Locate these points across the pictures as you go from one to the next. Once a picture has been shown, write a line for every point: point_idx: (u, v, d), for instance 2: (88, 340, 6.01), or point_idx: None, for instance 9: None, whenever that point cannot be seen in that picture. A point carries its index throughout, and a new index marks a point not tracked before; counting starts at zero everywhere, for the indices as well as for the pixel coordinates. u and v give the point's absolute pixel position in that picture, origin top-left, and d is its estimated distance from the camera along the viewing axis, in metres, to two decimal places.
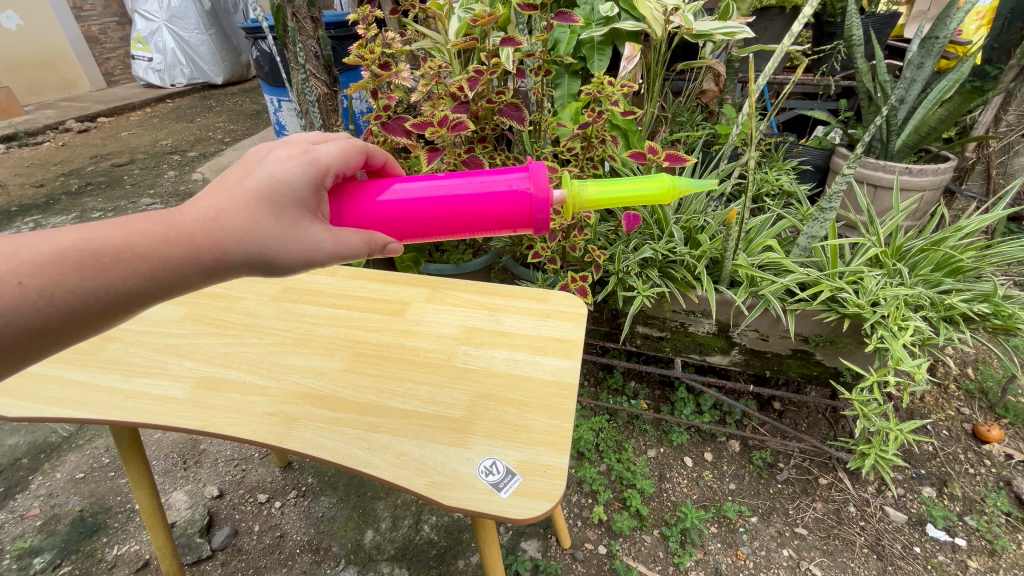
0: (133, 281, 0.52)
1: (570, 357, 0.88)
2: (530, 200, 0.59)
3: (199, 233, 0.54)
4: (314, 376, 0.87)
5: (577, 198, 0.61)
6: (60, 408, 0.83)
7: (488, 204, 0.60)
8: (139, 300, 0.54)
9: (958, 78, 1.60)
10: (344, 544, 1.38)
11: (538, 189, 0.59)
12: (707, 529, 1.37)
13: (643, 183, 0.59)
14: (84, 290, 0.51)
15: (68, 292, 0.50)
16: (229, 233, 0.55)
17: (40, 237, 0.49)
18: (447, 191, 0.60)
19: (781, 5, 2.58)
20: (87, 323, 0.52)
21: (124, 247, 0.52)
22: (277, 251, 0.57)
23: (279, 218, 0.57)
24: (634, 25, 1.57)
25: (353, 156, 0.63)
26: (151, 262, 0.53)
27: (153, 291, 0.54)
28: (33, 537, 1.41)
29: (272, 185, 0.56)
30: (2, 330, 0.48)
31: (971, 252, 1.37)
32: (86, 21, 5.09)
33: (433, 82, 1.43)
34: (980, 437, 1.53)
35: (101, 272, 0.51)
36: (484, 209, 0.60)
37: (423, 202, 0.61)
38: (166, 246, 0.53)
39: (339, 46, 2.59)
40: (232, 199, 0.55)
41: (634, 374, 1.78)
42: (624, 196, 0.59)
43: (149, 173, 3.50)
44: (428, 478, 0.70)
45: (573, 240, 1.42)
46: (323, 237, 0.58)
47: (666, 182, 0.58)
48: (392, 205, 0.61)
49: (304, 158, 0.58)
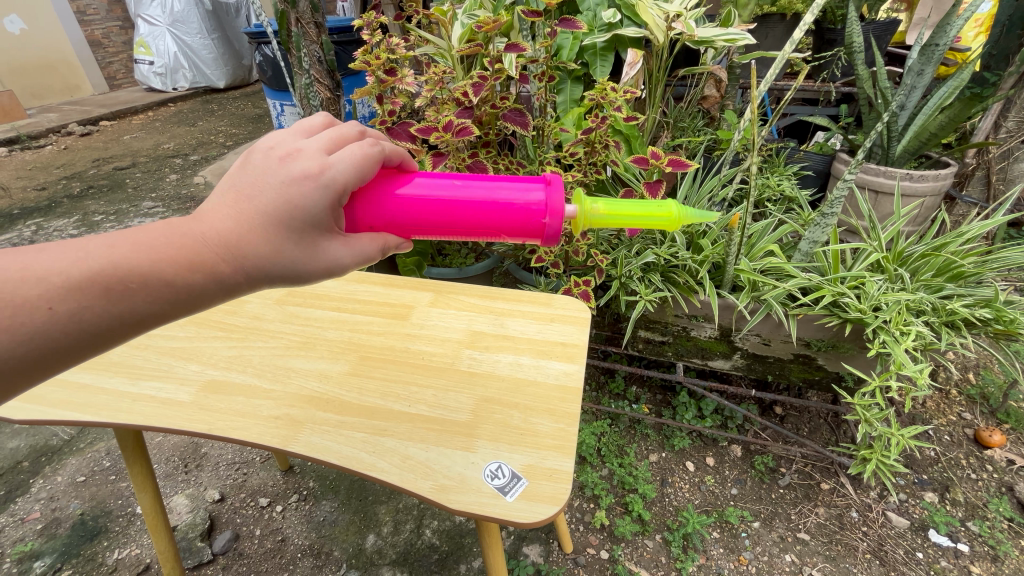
0: (159, 305, 0.53)
1: (575, 361, 0.89)
2: (545, 216, 0.60)
3: (221, 261, 0.53)
4: (319, 380, 0.87)
5: (587, 216, 0.62)
6: (65, 410, 0.83)
7: (502, 216, 0.60)
8: (165, 319, 0.55)
9: (959, 84, 1.58)
10: (345, 549, 1.38)
11: (552, 203, 0.60)
12: (709, 534, 1.37)
13: (651, 211, 0.61)
14: (111, 314, 0.51)
15: (95, 316, 0.50)
16: (251, 258, 0.54)
17: (69, 260, 0.49)
18: (462, 198, 0.61)
19: (782, 13, 2.60)
20: (116, 339, 0.54)
21: (148, 272, 0.51)
22: (298, 273, 0.57)
23: (299, 242, 0.56)
24: (636, 31, 1.59)
25: (370, 165, 0.57)
26: (175, 288, 0.52)
27: (178, 311, 0.55)
28: (33, 541, 1.41)
29: (292, 207, 0.54)
30: (37, 353, 0.49)
31: (972, 257, 1.38)
32: (89, 25, 5.12)
33: (438, 87, 1.44)
34: (982, 443, 1.53)
35: (127, 297, 0.51)
36: (497, 219, 0.61)
37: (436, 207, 0.61)
38: (190, 273, 0.52)
39: (343, 52, 2.61)
40: (252, 222, 0.54)
41: (635, 379, 1.78)
42: (630, 220, 0.63)
43: (151, 177, 3.51)
44: (434, 482, 0.70)
45: (576, 244, 1.42)
46: (342, 253, 0.58)
47: (673, 213, 0.61)
48: (405, 208, 0.61)
49: (319, 178, 0.55)
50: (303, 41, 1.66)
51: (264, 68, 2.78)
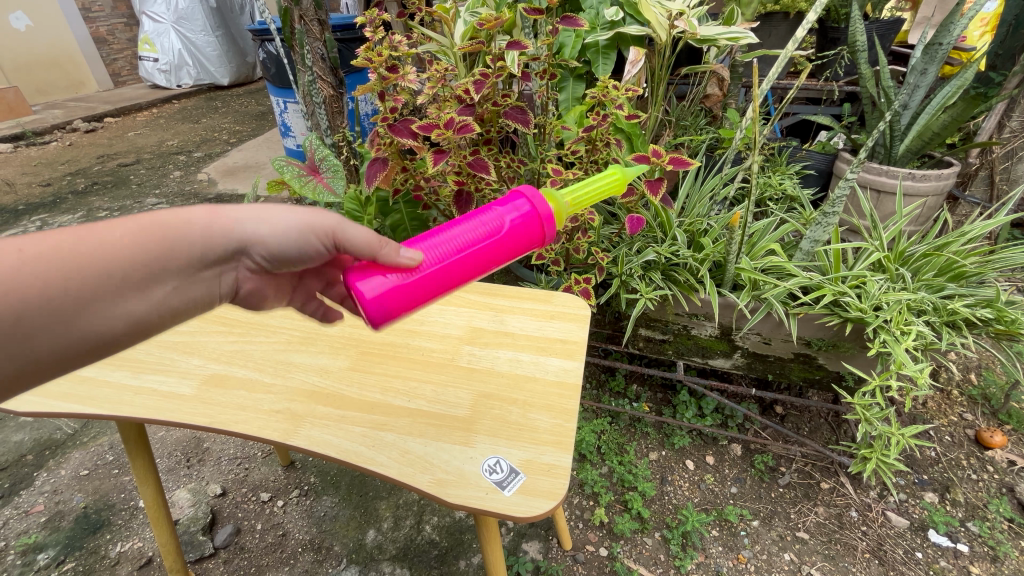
0: (109, 262, 0.52)
1: (574, 358, 0.89)
2: (538, 219, 0.67)
3: (177, 219, 0.56)
4: (319, 375, 0.88)
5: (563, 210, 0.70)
6: (69, 403, 0.84)
7: (501, 248, 0.66)
8: (113, 285, 0.53)
9: (962, 83, 1.60)
10: (345, 544, 1.39)
11: (539, 207, 0.67)
12: (708, 533, 1.37)
13: (603, 181, 0.72)
14: (55, 271, 0.50)
15: (35, 272, 0.49)
16: (209, 217, 0.59)
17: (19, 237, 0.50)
18: (465, 249, 0.65)
19: (786, 12, 2.60)
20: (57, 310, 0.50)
21: (103, 236, 0.53)
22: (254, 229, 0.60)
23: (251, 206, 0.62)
24: (639, 29, 1.58)
25: None
26: (128, 243, 0.54)
27: (127, 275, 0.53)
28: (37, 533, 1.42)
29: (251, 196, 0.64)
30: None
31: (974, 257, 1.37)
32: (94, 22, 5.14)
33: (440, 84, 1.42)
34: (983, 443, 1.53)
35: (72, 256, 0.51)
36: (502, 252, 0.66)
37: (447, 271, 0.65)
38: (145, 230, 0.55)
39: (346, 49, 2.62)
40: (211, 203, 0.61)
41: (636, 377, 1.79)
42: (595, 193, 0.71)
43: (155, 173, 3.53)
44: (433, 476, 0.71)
45: (577, 242, 1.42)
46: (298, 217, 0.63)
47: (617, 175, 0.72)
48: (420, 285, 0.64)
49: None
50: (306, 38, 1.66)
51: (268, 65, 2.79)
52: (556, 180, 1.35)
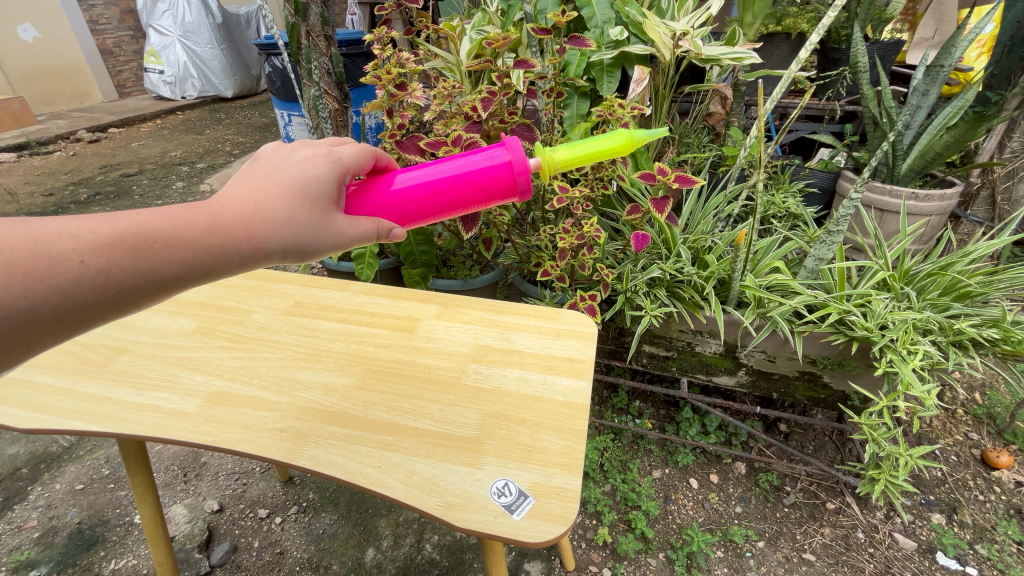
0: None
1: (581, 377, 0.88)
2: (511, 170, 0.61)
3: None
4: (325, 393, 0.87)
5: (550, 162, 0.62)
6: (71, 420, 0.83)
7: (482, 184, 0.61)
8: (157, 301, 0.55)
9: (963, 104, 1.64)
10: (344, 563, 1.36)
11: (515, 157, 0.60)
12: (713, 553, 1.34)
13: (603, 139, 0.61)
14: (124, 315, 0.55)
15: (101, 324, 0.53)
16: None
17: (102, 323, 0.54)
18: (444, 178, 0.61)
19: (787, 31, 2.64)
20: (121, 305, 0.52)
21: None
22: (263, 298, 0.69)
23: None
24: (643, 49, 1.64)
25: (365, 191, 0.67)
26: None
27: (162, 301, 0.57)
28: (30, 549, 1.39)
29: None
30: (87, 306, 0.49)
31: (978, 277, 1.37)
32: (101, 34, 5.19)
33: (446, 101, 1.45)
34: (989, 463, 1.52)
35: None
36: (468, 191, 0.61)
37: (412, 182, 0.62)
38: None
39: (352, 64, 2.66)
40: None
41: (639, 394, 1.77)
42: (590, 154, 0.62)
43: (158, 184, 3.53)
44: (441, 499, 0.69)
45: (582, 258, 1.40)
46: None
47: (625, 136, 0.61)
48: (392, 203, 0.62)
49: None
50: (313, 53, 1.67)
51: (274, 79, 2.83)
52: (563, 197, 1.35)
